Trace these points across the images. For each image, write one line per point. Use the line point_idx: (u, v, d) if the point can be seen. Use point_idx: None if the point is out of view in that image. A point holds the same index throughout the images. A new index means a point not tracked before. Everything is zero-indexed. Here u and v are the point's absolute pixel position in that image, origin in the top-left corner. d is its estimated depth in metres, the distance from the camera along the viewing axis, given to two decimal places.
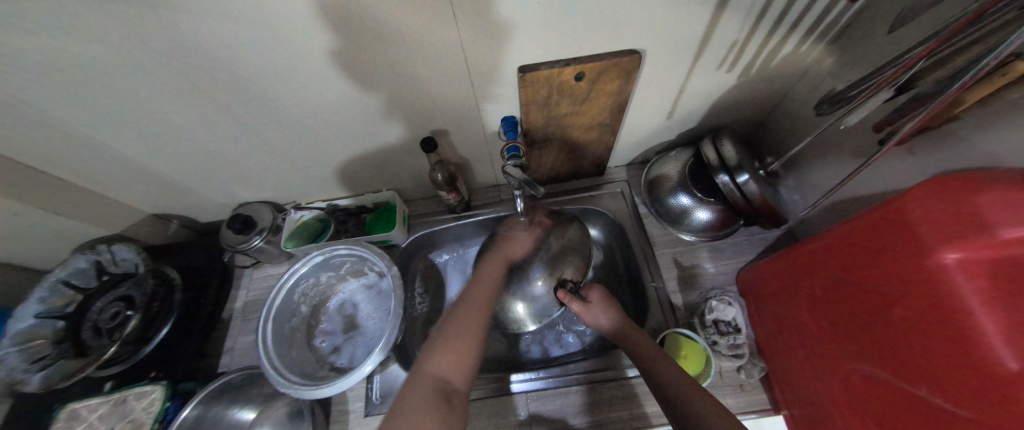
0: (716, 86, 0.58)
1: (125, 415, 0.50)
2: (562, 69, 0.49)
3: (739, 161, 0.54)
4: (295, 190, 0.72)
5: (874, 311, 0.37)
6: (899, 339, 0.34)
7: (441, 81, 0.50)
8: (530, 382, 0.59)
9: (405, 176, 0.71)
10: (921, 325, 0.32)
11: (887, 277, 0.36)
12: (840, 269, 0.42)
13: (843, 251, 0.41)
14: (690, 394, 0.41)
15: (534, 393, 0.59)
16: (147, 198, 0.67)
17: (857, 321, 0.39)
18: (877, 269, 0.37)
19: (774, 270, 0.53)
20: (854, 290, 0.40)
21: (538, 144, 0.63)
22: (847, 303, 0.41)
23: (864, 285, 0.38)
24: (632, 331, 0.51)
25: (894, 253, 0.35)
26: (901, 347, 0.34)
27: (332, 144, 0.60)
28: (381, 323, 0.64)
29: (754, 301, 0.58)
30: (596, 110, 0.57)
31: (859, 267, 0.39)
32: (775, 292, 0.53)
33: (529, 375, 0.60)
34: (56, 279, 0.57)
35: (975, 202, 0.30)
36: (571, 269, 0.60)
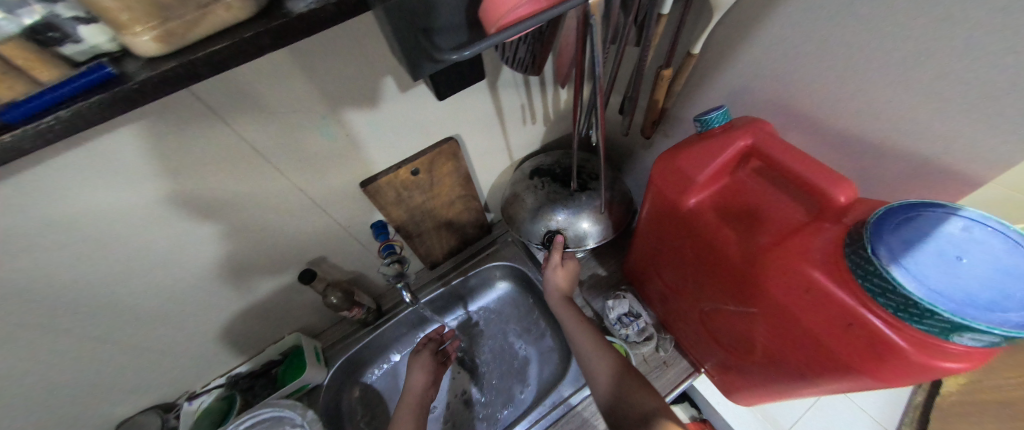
0: (533, 135, 0.72)
1: None
2: (396, 172, 0.57)
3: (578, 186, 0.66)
4: (185, 380, 0.66)
5: (687, 259, 0.47)
6: (708, 272, 0.44)
7: (295, 219, 0.55)
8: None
9: (304, 311, 0.70)
10: (711, 256, 0.42)
11: (678, 231, 0.46)
12: (655, 239, 0.52)
13: (647, 229, 0.53)
14: (659, 416, 0.45)
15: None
16: None
17: (683, 273, 0.49)
18: (671, 229, 0.47)
19: (632, 262, 0.63)
20: (671, 249, 0.50)
21: (415, 233, 0.69)
22: (673, 261, 0.50)
23: (673, 244, 0.48)
24: (631, 378, 0.51)
25: (667, 217, 0.47)
26: (714, 277, 0.43)
27: (209, 316, 0.59)
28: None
29: (638, 292, 0.66)
30: (448, 189, 0.66)
31: (662, 232, 0.49)
32: (641, 277, 0.62)
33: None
34: None
35: (676, 164, 0.43)
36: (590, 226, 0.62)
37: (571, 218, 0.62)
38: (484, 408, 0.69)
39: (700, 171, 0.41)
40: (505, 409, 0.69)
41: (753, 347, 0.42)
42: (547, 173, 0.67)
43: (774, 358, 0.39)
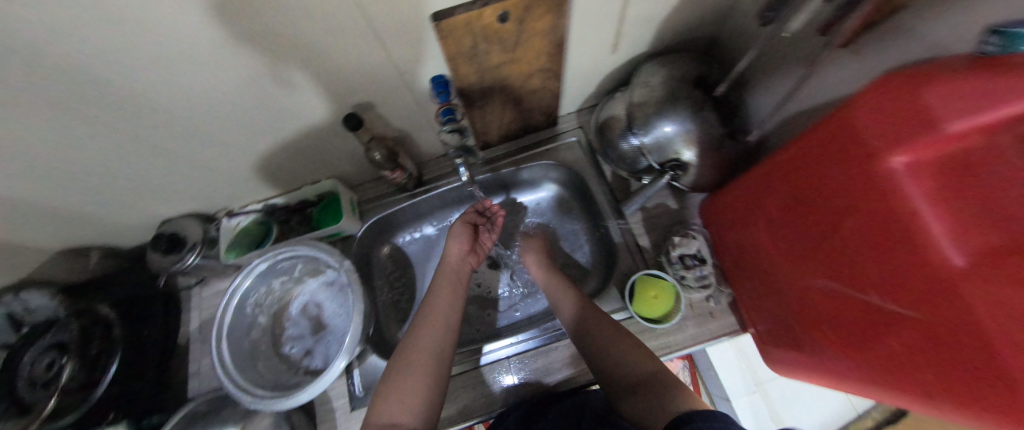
0: (658, 7, 0.52)
1: None
2: (481, 10, 0.41)
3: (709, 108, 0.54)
4: (222, 197, 0.64)
5: (828, 225, 0.36)
6: (857, 252, 0.33)
7: (346, 47, 0.42)
8: (520, 345, 0.59)
9: (342, 160, 0.64)
10: (877, 236, 0.31)
11: (839, 189, 0.34)
12: (794, 189, 0.40)
13: (793, 169, 0.40)
14: (643, 369, 0.44)
15: (517, 357, 0.59)
16: (48, 234, 0.56)
17: (810, 239, 0.39)
18: (830, 184, 0.35)
19: (728, 203, 0.53)
20: (808, 208, 0.38)
21: (477, 102, 0.58)
22: (803, 221, 0.39)
23: (817, 202, 0.37)
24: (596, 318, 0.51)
25: (845, 166, 0.33)
26: (862, 260, 0.33)
27: (244, 141, 0.53)
28: (345, 321, 0.60)
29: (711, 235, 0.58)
30: (532, 54, 0.51)
31: (812, 183, 0.37)
32: (732, 224, 0.53)
33: (522, 336, 0.60)
34: None
35: (911, 95, 0.27)
36: (700, 161, 0.54)
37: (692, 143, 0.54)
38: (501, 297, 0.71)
39: (954, 118, 0.24)
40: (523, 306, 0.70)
41: (859, 343, 0.34)
42: (710, 78, 0.56)
43: (886, 366, 0.32)
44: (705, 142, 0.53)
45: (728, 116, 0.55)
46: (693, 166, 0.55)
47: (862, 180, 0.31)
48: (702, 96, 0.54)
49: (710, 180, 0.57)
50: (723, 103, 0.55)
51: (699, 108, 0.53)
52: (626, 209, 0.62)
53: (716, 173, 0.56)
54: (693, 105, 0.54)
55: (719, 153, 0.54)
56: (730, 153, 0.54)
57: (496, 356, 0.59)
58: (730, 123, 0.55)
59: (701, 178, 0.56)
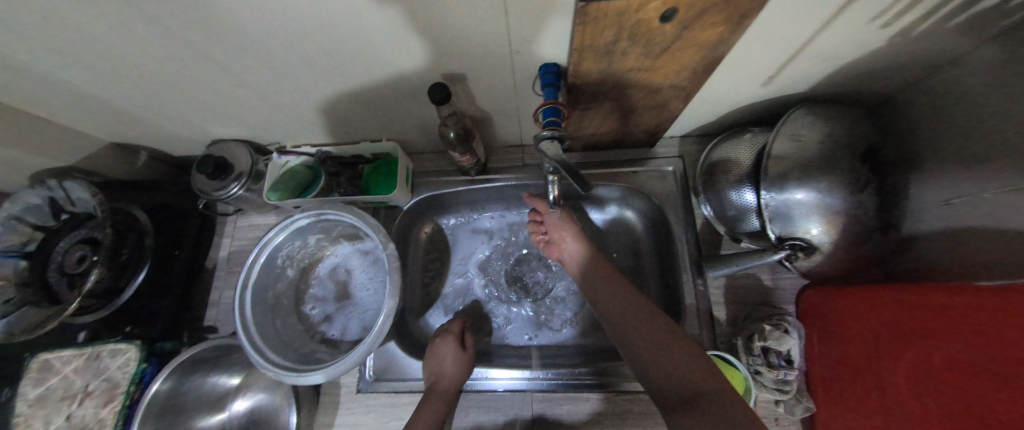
0: (850, 47, 0.41)
1: (100, 373, 0.47)
2: (647, 4, 0.30)
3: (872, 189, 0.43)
4: (278, 131, 0.59)
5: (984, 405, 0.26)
6: None
7: (465, 11, 0.33)
8: (518, 381, 0.54)
9: (410, 125, 0.58)
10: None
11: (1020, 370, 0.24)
12: (970, 341, 0.29)
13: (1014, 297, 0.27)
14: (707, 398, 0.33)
15: (513, 393, 0.53)
16: (99, 126, 0.53)
17: (957, 409, 0.28)
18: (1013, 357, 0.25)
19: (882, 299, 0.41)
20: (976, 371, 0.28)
21: (583, 103, 0.49)
22: (962, 383, 0.29)
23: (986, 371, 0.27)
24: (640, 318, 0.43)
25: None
26: None
27: (316, 82, 0.46)
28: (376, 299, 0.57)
29: (818, 317, 0.48)
30: (674, 67, 0.41)
31: (995, 345, 0.26)
32: (875, 319, 0.40)
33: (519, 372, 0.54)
34: (8, 215, 0.50)
35: None
36: (831, 249, 0.44)
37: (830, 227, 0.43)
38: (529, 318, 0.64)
39: None
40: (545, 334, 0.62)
41: None
42: (880, 152, 0.44)
43: None
44: (847, 231, 0.43)
45: (887, 205, 0.44)
46: (818, 251, 0.45)
47: None
48: (866, 173, 0.43)
49: (832, 272, 0.47)
50: (886, 188, 0.44)
51: (857, 189, 0.42)
52: (712, 271, 0.53)
53: (844, 268, 0.45)
54: (852, 181, 0.43)
55: (861, 246, 0.44)
56: (870, 249, 0.44)
57: (499, 384, 0.53)
58: (885, 214, 0.44)
59: (821, 267, 0.46)
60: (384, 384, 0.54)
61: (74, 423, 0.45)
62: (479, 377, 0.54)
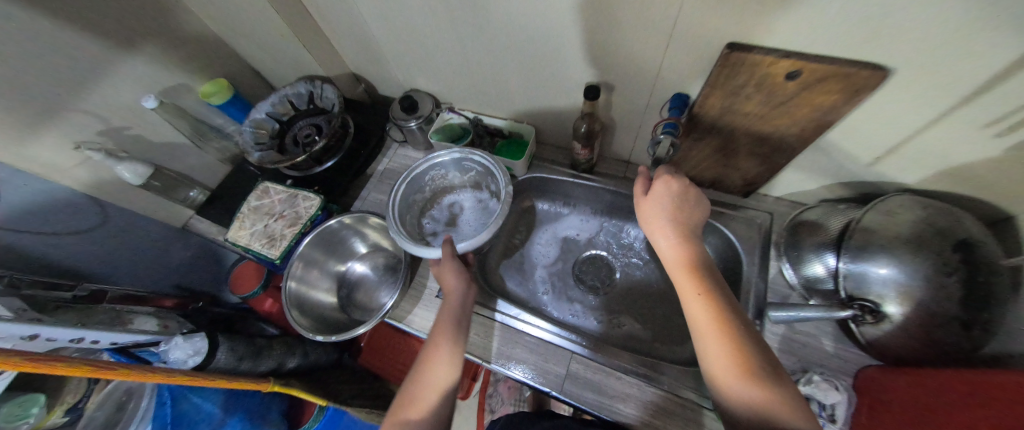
0: (965, 148, 0.46)
1: (294, 206, 0.68)
2: (777, 61, 0.43)
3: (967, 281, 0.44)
4: (454, 96, 0.81)
5: None
6: None
7: (643, 38, 0.49)
8: (555, 337, 0.61)
9: (549, 119, 0.74)
10: None
11: None
12: (999, 409, 0.32)
13: None
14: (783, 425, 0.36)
15: (549, 345, 0.61)
16: (356, 60, 0.81)
17: None
18: None
19: (993, 380, 0.36)
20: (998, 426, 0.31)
21: (696, 134, 0.60)
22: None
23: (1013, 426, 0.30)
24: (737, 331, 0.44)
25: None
26: None
27: (506, 68, 0.66)
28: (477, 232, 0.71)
29: (903, 386, 0.45)
30: (786, 121, 0.51)
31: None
32: (972, 393, 0.36)
33: (558, 330, 0.62)
34: (284, 93, 0.78)
35: None
36: (901, 319, 0.47)
37: (898, 295, 0.47)
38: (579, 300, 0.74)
39: None
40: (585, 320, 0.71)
41: None
42: (987, 252, 0.46)
43: None
44: (924, 309, 0.45)
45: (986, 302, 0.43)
46: (887, 317, 0.48)
47: None
48: (958, 262, 0.45)
49: (905, 350, 0.47)
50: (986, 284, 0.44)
51: (943, 272, 0.45)
52: (772, 314, 0.55)
53: (914, 346, 0.46)
54: (937, 263, 0.45)
55: (944, 334, 0.44)
56: (948, 339, 0.44)
57: (546, 336, 0.62)
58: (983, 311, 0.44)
59: (889, 338, 0.48)
60: None
61: (268, 230, 0.66)
62: (523, 322, 0.63)
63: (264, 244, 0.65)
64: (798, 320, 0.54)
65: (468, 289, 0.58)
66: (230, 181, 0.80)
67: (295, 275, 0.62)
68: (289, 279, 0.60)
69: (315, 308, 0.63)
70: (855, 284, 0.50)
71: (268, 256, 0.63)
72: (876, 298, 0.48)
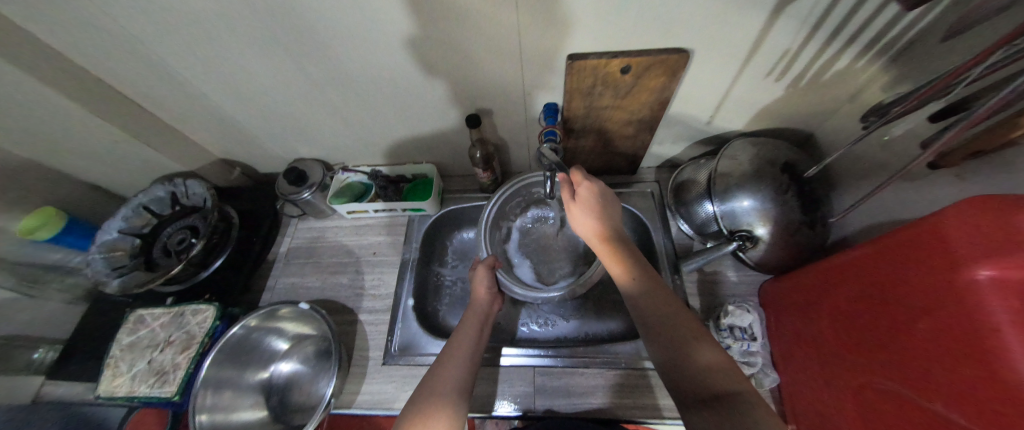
0: (762, 95, 0.59)
1: (182, 326, 0.58)
2: (610, 60, 0.50)
3: (796, 195, 0.56)
4: (345, 153, 0.78)
5: (901, 328, 0.36)
6: (925, 354, 0.33)
7: (497, 63, 0.53)
8: (530, 358, 0.61)
9: (446, 152, 0.75)
10: (945, 340, 0.31)
11: (921, 293, 0.34)
12: (868, 287, 0.41)
13: (885, 246, 0.39)
14: (742, 405, 0.35)
15: (527, 368, 0.61)
16: (221, 143, 0.73)
17: (878, 335, 0.38)
18: (910, 284, 0.35)
19: (829, 265, 0.47)
20: (883, 304, 0.38)
21: (575, 132, 0.66)
22: (874, 316, 0.39)
23: (892, 300, 0.37)
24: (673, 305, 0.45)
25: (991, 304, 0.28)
26: (929, 365, 0.33)
27: (386, 115, 0.65)
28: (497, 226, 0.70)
29: (787, 289, 0.55)
30: (637, 106, 0.59)
31: (892, 281, 0.38)
32: (836, 280, 0.45)
33: (532, 351, 0.62)
34: (138, 202, 0.66)
35: (1008, 219, 0.28)
36: (769, 239, 0.56)
37: (761, 221, 0.56)
38: (530, 313, 0.73)
39: None
40: (549, 330, 0.72)
41: None
42: (801, 167, 0.58)
43: None
44: (778, 225, 0.56)
45: (813, 206, 0.56)
46: (761, 241, 0.57)
47: (943, 293, 0.32)
48: (787, 181, 0.57)
49: (778, 260, 0.58)
50: (808, 192, 0.57)
51: (780, 191, 0.56)
52: (685, 266, 0.64)
53: (783, 256, 0.57)
54: (774, 186, 0.56)
55: (797, 238, 0.55)
56: (804, 240, 0.55)
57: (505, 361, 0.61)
58: (813, 213, 0.56)
59: (767, 256, 0.58)
60: (405, 358, 0.62)
61: (154, 366, 0.55)
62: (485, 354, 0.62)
63: (153, 384, 0.54)
64: (702, 264, 0.62)
65: (496, 298, 0.62)
66: (88, 323, 0.65)
67: (204, 406, 0.52)
68: (198, 414, 0.51)
69: None
70: (732, 222, 0.58)
71: (162, 396, 0.52)
72: (749, 227, 0.57)
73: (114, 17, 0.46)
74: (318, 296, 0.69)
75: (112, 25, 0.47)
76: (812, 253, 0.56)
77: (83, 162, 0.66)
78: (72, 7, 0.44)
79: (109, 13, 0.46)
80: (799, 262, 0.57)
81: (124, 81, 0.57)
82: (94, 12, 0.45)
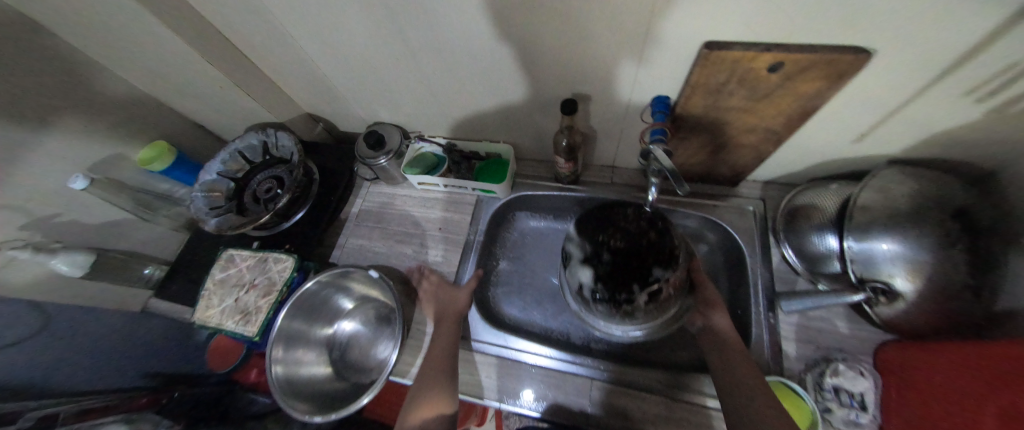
0: (948, 116, 0.46)
1: (266, 272, 0.62)
2: (760, 55, 0.41)
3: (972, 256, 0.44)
4: (423, 122, 0.76)
5: None
6: None
7: (613, 48, 0.46)
8: (556, 361, 0.59)
9: (526, 135, 0.70)
10: None
11: None
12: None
13: None
14: None
15: (552, 371, 0.59)
16: (310, 98, 0.74)
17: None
18: None
19: (1006, 351, 0.37)
20: None
21: (682, 132, 0.58)
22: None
23: None
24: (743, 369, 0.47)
25: None
26: None
27: (472, 88, 0.61)
28: (607, 292, 0.47)
29: (928, 363, 0.44)
30: (772, 111, 0.49)
31: None
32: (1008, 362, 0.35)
33: (563, 355, 0.59)
34: (235, 148, 0.69)
35: None
36: (913, 298, 0.46)
37: (909, 277, 0.46)
38: None
39: None
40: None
41: None
42: (983, 217, 0.46)
43: None
44: (934, 284, 0.45)
45: (988, 270, 0.44)
46: (897, 297, 0.48)
47: None
48: (959, 232, 0.45)
49: (916, 325, 0.48)
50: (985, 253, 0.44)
51: (947, 243, 0.45)
52: (786, 304, 0.55)
53: (927, 321, 0.47)
54: (940, 235, 0.45)
55: (955, 306, 0.44)
56: (959, 308, 0.44)
57: (529, 359, 0.60)
58: (987, 279, 0.44)
59: (903, 317, 0.48)
60: None
61: (240, 305, 0.59)
62: (507, 347, 0.61)
63: (238, 321, 0.58)
64: (811, 308, 0.53)
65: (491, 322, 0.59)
66: (188, 251, 0.72)
67: (277, 358, 0.56)
68: (273, 365, 0.55)
69: (311, 386, 0.57)
70: (863, 268, 0.49)
71: (246, 334, 0.57)
72: (886, 279, 0.47)
73: None
74: (383, 262, 0.70)
75: None
76: (971, 326, 0.45)
77: (193, 104, 0.70)
78: None
79: None
80: (949, 333, 0.46)
81: (231, 28, 0.58)
82: None
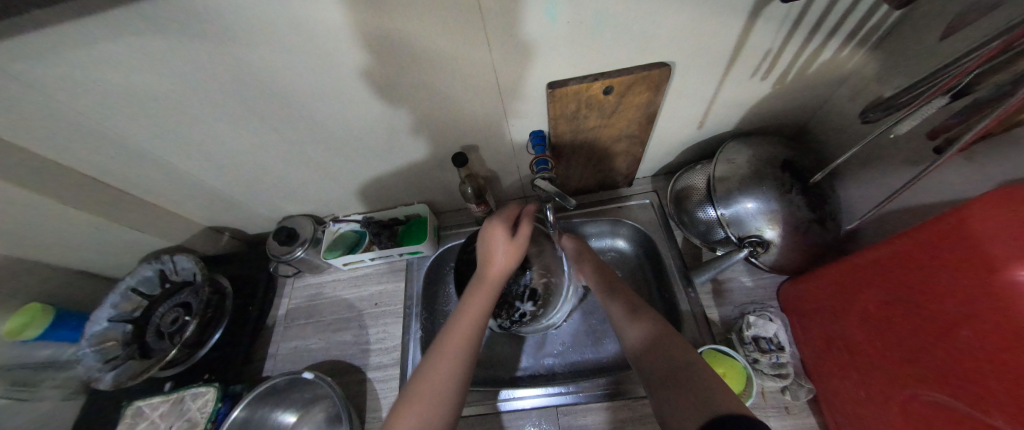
0: (749, 94, 0.57)
1: (182, 414, 0.55)
2: (591, 84, 0.49)
3: (803, 196, 0.54)
4: (334, 204, 0.76)
5: (938, 336, 0.33)
6: (968, 361, 0.30)
7: (475, 101, 0.52)
8: (551, 398, 0.58)
9: (436, 190, 0.74)
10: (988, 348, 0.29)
11: (956, 296, 0.32)
12: (896, 292, 0.38)
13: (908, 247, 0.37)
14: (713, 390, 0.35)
15: (545, 410, 0.58)
16: (207, 211, 0.72)
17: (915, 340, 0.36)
18: (946, 287, 0.33)
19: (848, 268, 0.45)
20: (917, 308, 0.36)
21: (566, 156, 0.64)
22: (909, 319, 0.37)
23: (925, 305, 0.35)
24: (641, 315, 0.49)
25: None
26: (974, 374, 0.30)
27: (369, 162, 0.64)
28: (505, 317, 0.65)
29: (806, 294, 0.53)
30: (624, 122, 0.58)
31: (922, 284, 0.35)
32: (860, 283, 0.43)
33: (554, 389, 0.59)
34: (126, 286, 0.63)
35: None
36: (778, 241, 0.54)
37: (770, 226, 0.54)
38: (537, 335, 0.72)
39: None
40: (557, 334, 0.72)
41: None
42: (801, 164, 0.57)
43: None
44: (788, 227, 0.53)
45: (819, 204, 0.54)
46: (769, 245, 0.55)
47: (980, 295, 0.29)
48: (790, 180, 0.55)
49: (793, 263, 0.56)
50: (812, 191, 0.55)
51: (784, 192, 0.54)
52: (697, 277, 0.61)
53: (797, 258, 0.55)
54: (777, 187, 0.55)
55: (808, 239, 0.54)
56: (813, 240, 0.54)
57: (525, 403, 0.58)
58: (821, 212, 0.54)
59: (781, 260, 0.56)
60: None
61: None
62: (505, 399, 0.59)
63: None
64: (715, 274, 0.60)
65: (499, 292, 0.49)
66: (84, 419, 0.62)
67: None
68: None
69: None
70: (738, 227, 0.56)
71: None
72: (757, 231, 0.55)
73: (81, 108, 0.45)
74: (323, 357, 0.66)
75: (77, 116, 0.46)
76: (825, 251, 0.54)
77: (66, 253, 0.64)
78: (32, 103, 0.43)
79: (75, 105, 0.45)
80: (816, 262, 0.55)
81: (96, 166, 0.55)
82: (48, 102, 0.43)
